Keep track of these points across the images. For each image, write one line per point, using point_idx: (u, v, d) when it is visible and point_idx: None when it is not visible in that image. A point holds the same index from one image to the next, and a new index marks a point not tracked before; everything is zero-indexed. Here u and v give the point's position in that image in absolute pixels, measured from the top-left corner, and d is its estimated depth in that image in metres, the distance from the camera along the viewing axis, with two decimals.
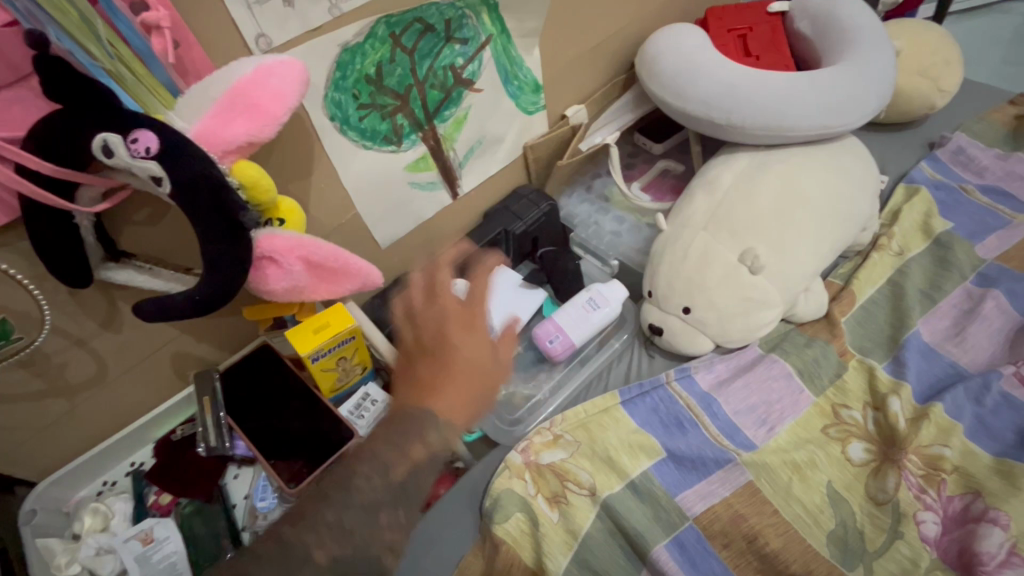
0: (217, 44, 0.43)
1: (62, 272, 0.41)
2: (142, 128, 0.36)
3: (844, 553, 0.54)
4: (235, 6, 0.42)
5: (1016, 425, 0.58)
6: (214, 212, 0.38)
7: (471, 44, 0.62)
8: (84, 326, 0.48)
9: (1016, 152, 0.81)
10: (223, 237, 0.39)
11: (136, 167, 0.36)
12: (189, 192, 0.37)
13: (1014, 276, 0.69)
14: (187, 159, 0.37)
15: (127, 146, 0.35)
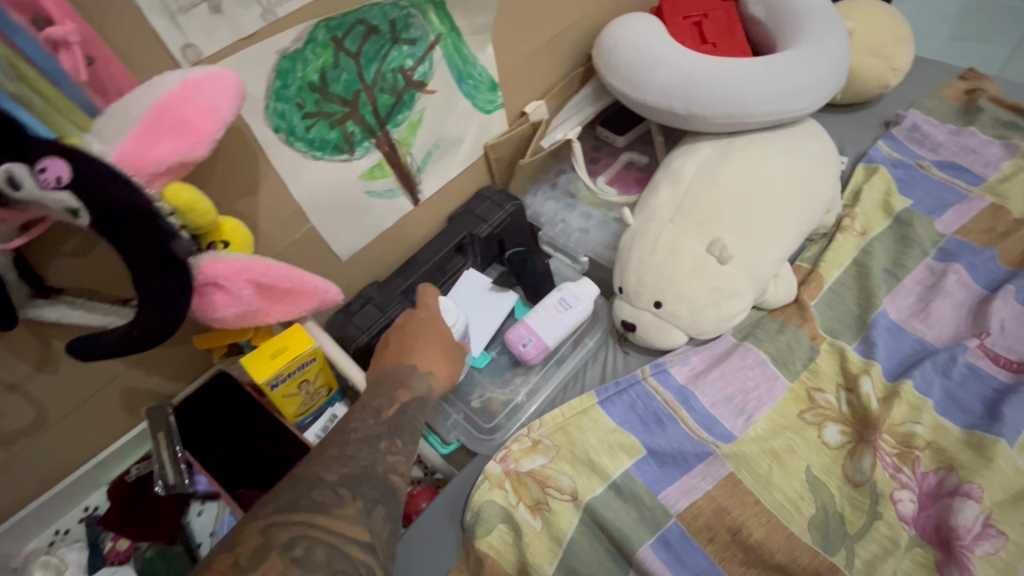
0: (138, 57, 0.40)
1: None
2: (51, 156, 0.32)
3: (827, 538, 0.53)
4: (155, 14, 0.39)
5: (983, 396, 0.59)
6: (144, 240, 0.35)
7: (420, 45, 0.59)
8: (15, 370, 0.44)
9: (968, 126, 0.82)
10: (157, 266, 0.37)
11: (48, 199, 0.33)
12: (115, 221, 0.34)
13: (972, 248, 0.70)
14: (107, 185, 0.34)
15: (35, 176, 0.32)
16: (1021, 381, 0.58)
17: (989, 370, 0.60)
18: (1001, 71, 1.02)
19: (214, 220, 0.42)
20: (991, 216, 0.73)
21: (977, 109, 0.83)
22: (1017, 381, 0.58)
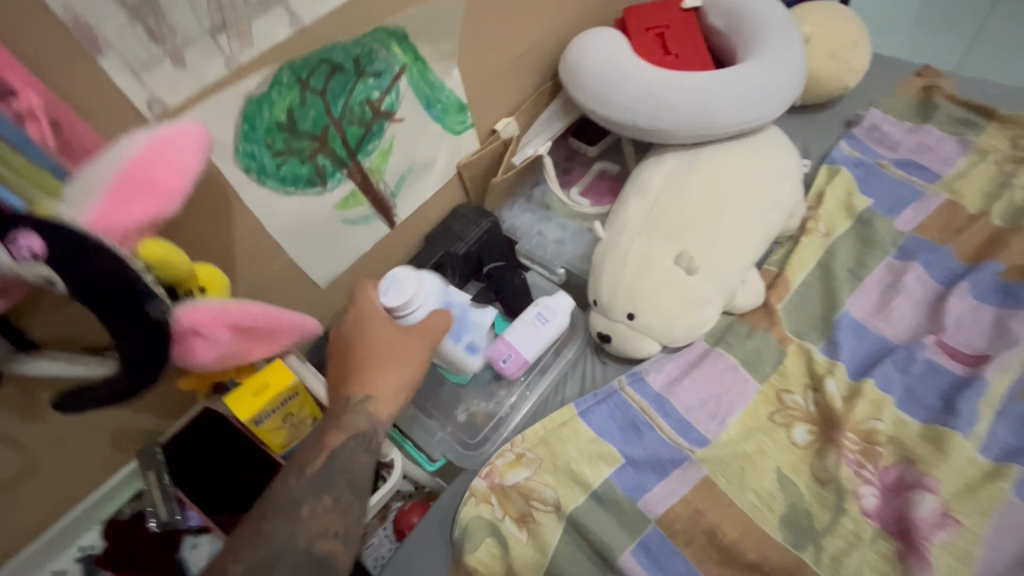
0: (104, 115, 0.41)
1: None
2: (25, 231, 0.34)
3: (797, 535, 0.56)
4: (118, 74, 0.41)
5: (940, 390, 0.62)
6: (120, 303, 0.36)
7: (385, 76, 0.60)
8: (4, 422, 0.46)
9: (925, 124, 0.85)
10: (136, 325, 0.37)
11: (24, 269, 0.34)
12: (90, 287, 0.35)
13: (929, 245, 0.73)
14: (81, 253, 0.34)
15: (8, 250, 0.33)
16: (975, 374, 0.61)
17: (945, 364, 0.63)
18: (960, 64, 1.05)
19: (190, 267, 0.44)
20: (947, 212, 0.76)
21: (933, 107, 0.86)
22: (971, 374, 0.61)
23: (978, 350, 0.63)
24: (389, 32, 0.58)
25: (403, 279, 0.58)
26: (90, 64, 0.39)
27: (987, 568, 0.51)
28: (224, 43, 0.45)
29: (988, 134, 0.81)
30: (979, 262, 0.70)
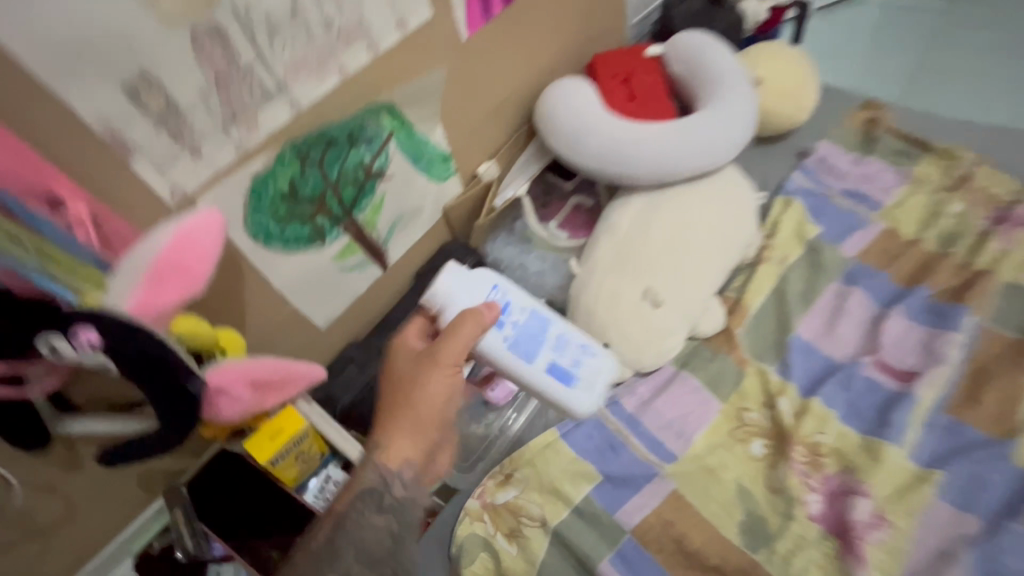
0: (132, 205, 0.47)
1: (26, 444, 0.46)
2: (83, 325, 0.40)
3: (753, 539, 0.64)
4: (143, 168, 0.46)
5: (877, 404, 0.70)
6: (165, 379, 0.43)
7: (376, 141, 0.66)
8: (49, 475, 0.51)
9: (868, 155, 0.93)
10: (178, 396, 0.44)
11: (84, 358, 0.41)
12: (140, 368, 0.42)
13: (870, 271, 0.81)
14: (132, 343, 0.41)
15: (71, 344, 0.40)
16: (905, 389, 0.70)
17: (881, 381, 0.71)
18: (903, 92, 1.14)
19: (212, 332, 0.51)
20: (885, 239, 0.84)
21: (874, 139, 0.95)
22: (903, 390, 0.70)
23: (910, 367, 0.72)
24: (379, 105, 0.64)
25: (441, 280, 0.61)
26: (125, 169, 0.45)
27: (911, 561, 0.60)
28: (236, 134, 0.52)
29: (922, 165, 0.90)
30: (912, 286, 0.78)
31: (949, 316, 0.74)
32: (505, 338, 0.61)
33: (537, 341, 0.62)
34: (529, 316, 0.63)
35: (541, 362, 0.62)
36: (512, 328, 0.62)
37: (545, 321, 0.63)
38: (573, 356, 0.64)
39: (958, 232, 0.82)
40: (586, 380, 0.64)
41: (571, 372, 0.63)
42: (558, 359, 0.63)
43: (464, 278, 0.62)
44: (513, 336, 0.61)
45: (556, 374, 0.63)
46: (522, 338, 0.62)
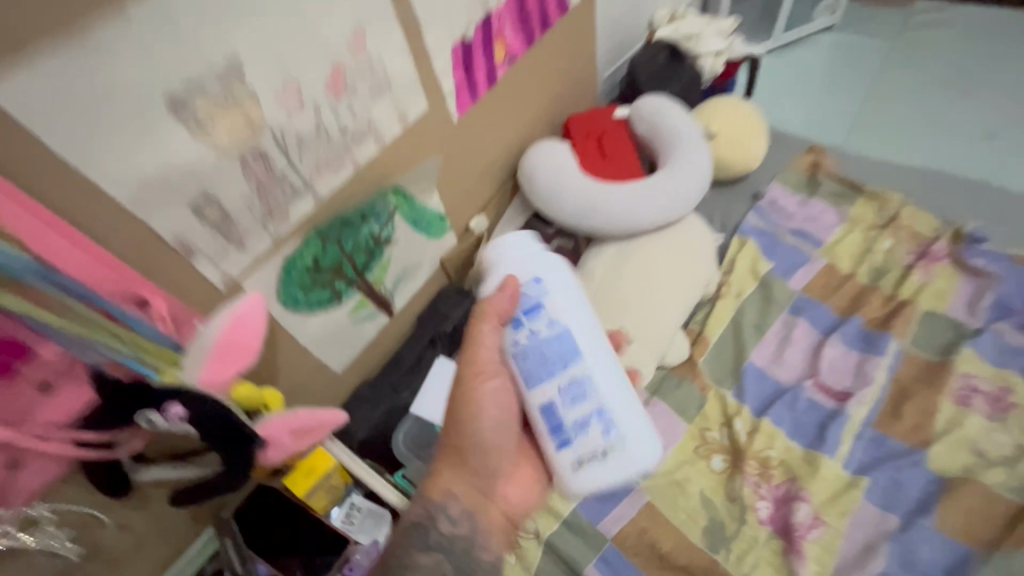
0: (194, 295, 0.58)
1: (115, 492, 0.56)
2: (172, 401, 0.51)
3: (714, 541, 0.76)
4: (203, 266, 0.57)
5: (817, 421, 0.82)
6: (234, 437, 0.55)
7: (383, 215, 0.77)
8: (123, 517, 0.61)
9: (812, 197, 1.06)
10: (243, 448, 0.56)
11: (173, 426, 0.52)
12: (216, 430, 0.54)
13: (812, 303, 0.94)
14: (209, 412, 0.53)
15: (164, 417, 0.51)
16: (839, 408, 0.82)
17: (821, 401, 0.84)
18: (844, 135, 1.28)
19: (260, 393, 0.61)
20: (825, 273, 0.97)
21: (817, 181, 1.08)
22: (839, 408, 0.82)
23: (844, 388, 0.84)
24: (385, 188, 0.75)
25: (495, 250, 0.57)
26: (193, 270, 0.56)
27: (842, 554, 0.72)
28: (273, 229, 0.63)
29: (858, 206, 1.03)
30: (847, 316, 0.91)
31: (876, 343, 0.86)
32: (516, 341, 0.54)
33: (545, 367, 0.53)
34: (552, 332, 0.53)
35: (544, 395, 0.53)
36: (527, 336, 0.53)
37: (569, 352, 0.53)
38: (579, 418, 0.52)
39: (885, 266, 0.96)
40: (582, 457, 0.53)
41: (567, 432, 0.53)
42: (562, 411, 0.53)
43: (516, 255, 0.56)
44: (522, 345, 0.54)
45: (547, 420, 0.53)
46: (533, 353, 0.53)
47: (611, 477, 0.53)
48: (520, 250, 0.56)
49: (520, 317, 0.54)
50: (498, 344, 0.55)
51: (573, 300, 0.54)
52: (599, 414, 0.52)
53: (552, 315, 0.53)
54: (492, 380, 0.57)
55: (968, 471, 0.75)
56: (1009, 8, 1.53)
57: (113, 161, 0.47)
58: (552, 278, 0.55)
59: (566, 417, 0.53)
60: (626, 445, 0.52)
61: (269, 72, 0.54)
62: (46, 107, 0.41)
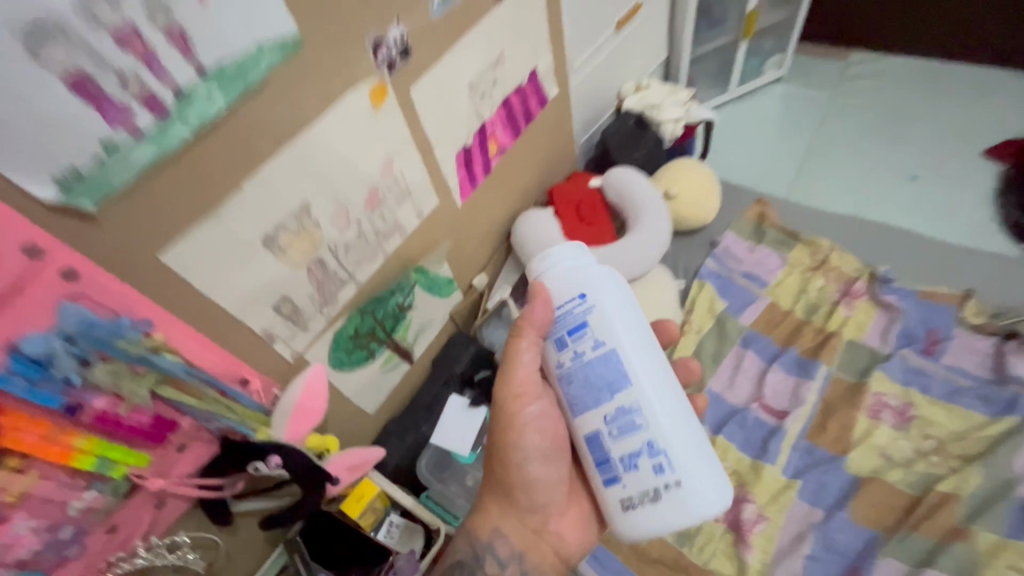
0: (274, 370, 0.76)
1: (220, 518, 0.73)
2: (272, 453, 0.70)
3: (681, 536, 0.94)
4: (281, 348, 0.75)
5: (761, 436, 1.02)
6: (312, 478, 0.74)
7: (406, 288, 0.95)
8: (222, 539, 0.78)
9: (759, 244, 1.27)
10: (316, 485, 0.75)
11: (271, 470, 0.71)
12: (300, 473, 0.73)
13: (758, 336, 1.14)
14: (296, 459, 0.72)
15: (267, 465, 0.70)
16: (779, 424, 1.02)
17: (765, 419, 1.04)
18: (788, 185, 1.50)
19: (325, 440, 0.80)
20: (769, 310, 1.18)
21: (763, 230, 1.28)
22: (778, 425, 1.02)
23: (783, 408, 1.04)
24: (410, 270, 0.95)
25: (545, 263, 0.63)
26: (274, 350, 0.74)
27: (781, 543, 0.92)
28: (327, 311, 0.81)
29: (796, 251, 1.24)
30: (786, 347, 1.12)
31: (808, 369, 1.07)
32: (564, 361, 0.61)
33: (590, 390, 0.60)
34: (598, 356, 0.59)
35: (591, 419, 0.60)
36: (573, 356, 0.61)
37: (616, 381, 0.58)
38: (626, 450, 0.58)
39: (817, 303, 1.16)
40: (631, 491, 0.59)
41: (613, 460, 0.59)
42: (609, 439, 0.59)
43: (565, 271, 0.61)
44: (571, 365, 0.61)
45: (594, 444, 0.61)
46: (579, 375, 0.60)
47: (659, 516, 0.58)
48: (569, 264, 0.61)
49: (567, 338, 0.61)
50: (550, 362, 0.64)
51: (617, 323, 0.59)
52: (646, 450, 0.57)
53: (597, 338, 0.59)
54: (532, 405, 0.68)
55: (877, 471, 0.95)
56: (933, 58, 1.75)
57: (230, 285, 0.64)
58: (596, 295, 0.60)
59: (613, 447, 0.59)
60: (678, 485, 0.56)
61: (328, 204, 0.74)
62: (199, 261, 0.59)
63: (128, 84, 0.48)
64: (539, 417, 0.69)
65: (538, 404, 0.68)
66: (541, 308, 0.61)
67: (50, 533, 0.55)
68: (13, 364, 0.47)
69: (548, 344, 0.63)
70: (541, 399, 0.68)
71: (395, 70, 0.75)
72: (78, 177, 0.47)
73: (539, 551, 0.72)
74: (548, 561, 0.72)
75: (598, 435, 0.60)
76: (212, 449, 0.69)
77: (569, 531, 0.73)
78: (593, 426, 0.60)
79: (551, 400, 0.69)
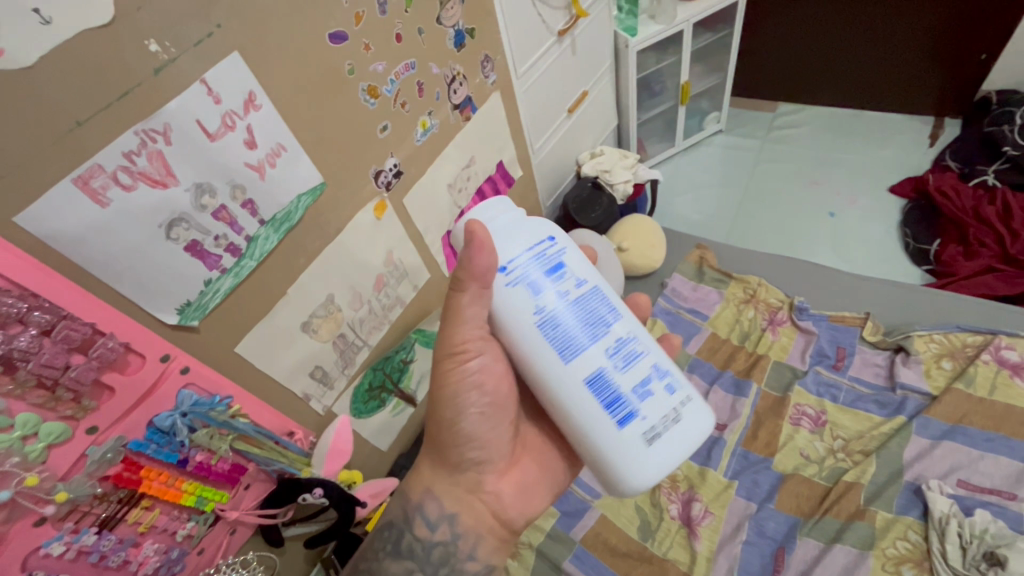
0: (309, 421, 0.98)
1: (274, 541, 0.93)
2: (318, 486, 0.90)
3: (645, 534, 1.16)
4: (315, 404, 0.97)
5: (707, 445, 1.25)
6: (346, 503, 0.95)
7: (407, 347, 1.17)
8: (275, 559, 0.98)
9: (701, 283, 1.51)
10: (349, 508, 0.96)
11: (315, 499, 0.91)
12: (338, 499, 0.93)
13: (702, 362, 1.38)
14: (335, 489, 0.92)
15: (313, 495, 0.90)
16: (720, 434, 1.25)
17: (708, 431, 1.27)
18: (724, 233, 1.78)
19: (351, 474, 1.01)
20: (710, 339, 1.42)
21: (703, 271, 1.53)
22: (718, 435, 1.25)
23: (723, 421, 1.27)
24: (411, 334, 1.19)
25: (496, 210, 0.65)
26: (311, 407, 0.97)
27: (723, 532, 1.13)
28: (348, 371, 1.03)
29: (731, 287, 1.48)
30: (724, 370, 1.35)
31: (742, 388, 1.30)
32: (546, 304, 0.62)
33: (585, 327, 0.62)
34: (585, 292, 0.64)
35: (593, 358, 0.62)
36: (556, 296, 0.63)
37: (610, 315, 0.64)
38: (637, 378, 0.62)
39: (749, 331, 1.40)
40: (652, 420, 0.62)
41: (626, 394, 0.62)
42: (617, 374, 0.62)
43: (522, 220, 0.66)
44: (554, 306, 0.63)
45: (599, 386, 0.62)
46: (568, 315, 0.62)
47: (679, 437, 0.63)
48: (524, 212, 0.67)
49: (546, 280, 0.63)
50: (521, 310, 0.62)
51: (587, 263, 0.66)
52: (654, 373, 0.63)
53: (576, 277, 0.64)
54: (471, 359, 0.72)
55: (797, 468, 1.18)
56: (849, 108, 2.03)
57: (277, 361, 0.86)
58: (563, 239, 0.66)
59: (624, 380, 0.62)
60: (691, 399, 0.64)
61: (347, 293, 0.97)
62: (257, 347, 0.82)
63: (218, 241, 0.71)
64: (478, 371, 0.74)
65: (480, 358, 0.73)
66: (486, 259, 0.62)
67: (165, 554, 0.74)
68: (149, 434, 0.69)
69: (519, 291, 0.63)
70: (483, 354, 0.72)
71: (392, 187, 1.00)
72: (190, 305, 0.70)
73: (473, 509, 0.77)
74: (484, 520, 0.78)
75: (606, 370, 0.62)
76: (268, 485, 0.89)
77: (506, 490, 0.79)
78: (598, 364, 0.62)
79: (492, 356, 0.74)
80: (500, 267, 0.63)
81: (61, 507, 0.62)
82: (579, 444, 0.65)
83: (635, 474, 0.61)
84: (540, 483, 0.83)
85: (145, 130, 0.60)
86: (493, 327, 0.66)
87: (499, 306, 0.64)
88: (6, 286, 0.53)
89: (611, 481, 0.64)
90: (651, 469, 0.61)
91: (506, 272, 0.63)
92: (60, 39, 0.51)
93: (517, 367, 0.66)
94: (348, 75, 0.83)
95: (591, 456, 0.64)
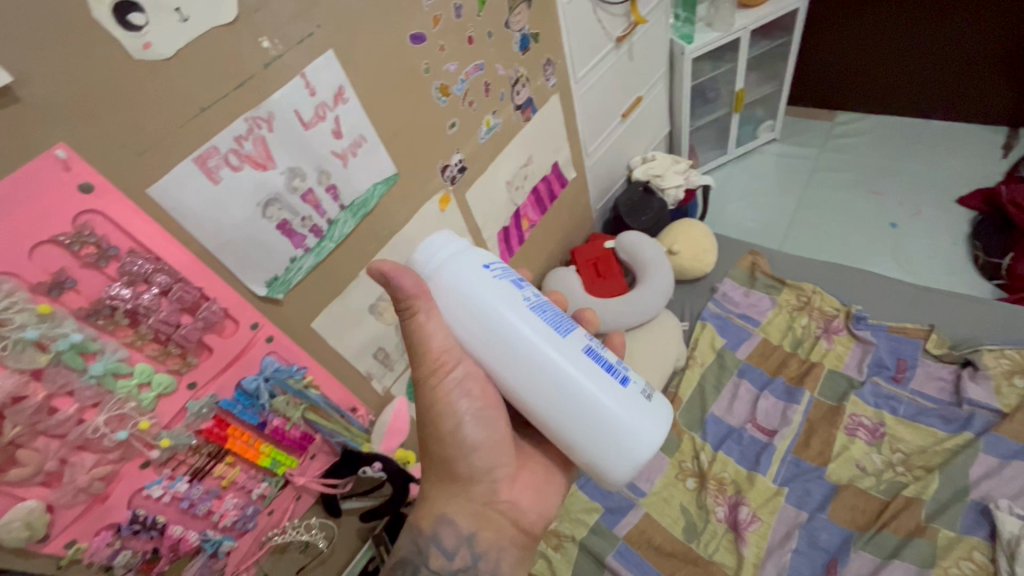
0: (371, 400, 1.03)
1: (333, 510, 0.98)
2: (378, 460, 0.95)
3: (690, 534, 1.15)
4: (378, 384, 1.03)
5: (756, 450, 1.23)
6: (402, 479, 1.00)
7: None
8: (331, 530, 1.02)
9: (753, 289, 1.50)
10: (404, 484, 1.00)
11: (374, 473, 0.96)
12: (394, 474, 0.98)
13: (753, 367, 1.36)
14: (392, 465, 0.97)
15: (373, 468, 0.96)
16: (770, 440, 1.23)
17: (759, 437, 1.25)
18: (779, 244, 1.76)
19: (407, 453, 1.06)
20: (762, 344, 1.40)
21: (755, 277, 1.52)
22: (769, 440, 1.23)
23: (773, 427, 1.25)
24: None
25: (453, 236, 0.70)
26: (372, 386, 1.02)
27: (772, 539, 1.11)
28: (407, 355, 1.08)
29: (784, 294, 1.46)
30: (775, 376, 1.33)
31: (794, 395, 1.28)
32: (529, 296, 0.66)
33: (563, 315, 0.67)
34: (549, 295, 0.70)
35: (581, 336, 0.65)
36: (532, 293, 0.67)
37: None
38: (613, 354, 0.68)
39: (802, 338, 1.38)
40: (641, 382, 0.66)
41: (616, 362, 0.66)
42: (603, 349, 0.66)
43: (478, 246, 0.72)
44: (536, 298, 0.66)
45: (595, 356, 0.64)
46: (548, 306, 0.66)
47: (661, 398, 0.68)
48: None
49: (521, 281, 0.67)
50: (511, 299, 0.64)
51: None
52: None
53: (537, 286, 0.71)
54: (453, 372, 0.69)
55: (853, 479, 1.15)
56: (912, 118, 1.97)
57: (338, 341, 0.91)
58: None
59: (609, 354, 0.66)
60: None
61: None
62: (326, 326, 0.88)
63: (305, 222, 0.78)
64: (464, 381, 0.70)
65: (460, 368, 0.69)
66: (411, 279, 0.64)
67: (242, 509, 0.81)
68: (237, 395, 0.76)
69: (505, 283, 0.65)
70: (463, 363, 0.69)
71: (456, 181, 1.05)
72: (277, 279, 0.77)
73: (490, 525, 0.75)
74: (506, 533, 0.76)
75: (592, 343, 0.66)
76: (331, 458, 0.95)
77: (523, 495, 0.77)
78: (585, 338, 0.66)
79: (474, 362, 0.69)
80: (479, 268, 0.65)
81: (163, 454, 0.69)
82: (588, 427, 0.62)
83: (645, 427, 0.63)
84: (550, 481, 0.80)
85: (253, 118, 0.67)
86: (478, 329, 0.64)
87: (489, 299, 0.64)
88: (139, 250, 0.61)
89: (624, 450, 0.62)
90: (657, 423, 0.64)
91: (489, 270, 0.66)
92: (197, 31, 0.58)
93: (509, 362, 0.63)
94: (424, 74, 0.89)
95: (599, 431, 0.62)
